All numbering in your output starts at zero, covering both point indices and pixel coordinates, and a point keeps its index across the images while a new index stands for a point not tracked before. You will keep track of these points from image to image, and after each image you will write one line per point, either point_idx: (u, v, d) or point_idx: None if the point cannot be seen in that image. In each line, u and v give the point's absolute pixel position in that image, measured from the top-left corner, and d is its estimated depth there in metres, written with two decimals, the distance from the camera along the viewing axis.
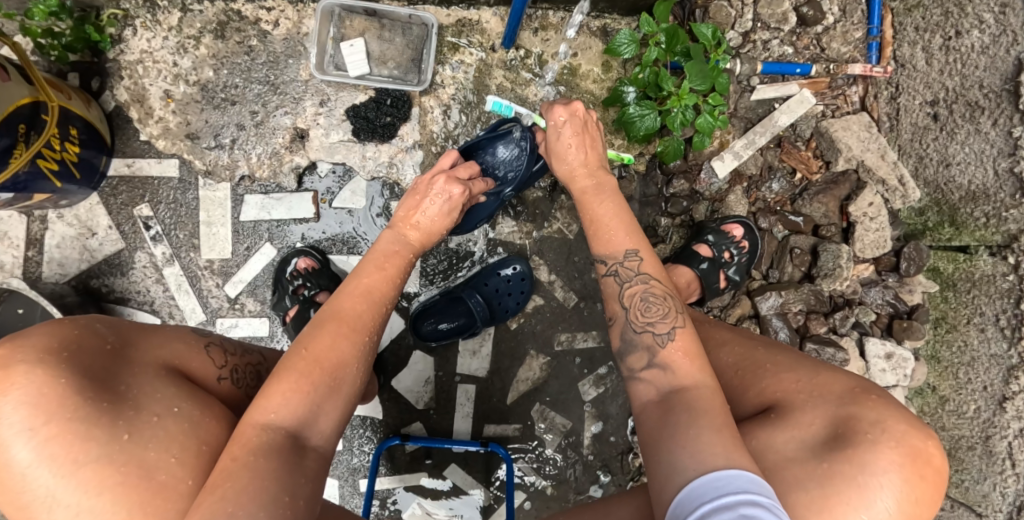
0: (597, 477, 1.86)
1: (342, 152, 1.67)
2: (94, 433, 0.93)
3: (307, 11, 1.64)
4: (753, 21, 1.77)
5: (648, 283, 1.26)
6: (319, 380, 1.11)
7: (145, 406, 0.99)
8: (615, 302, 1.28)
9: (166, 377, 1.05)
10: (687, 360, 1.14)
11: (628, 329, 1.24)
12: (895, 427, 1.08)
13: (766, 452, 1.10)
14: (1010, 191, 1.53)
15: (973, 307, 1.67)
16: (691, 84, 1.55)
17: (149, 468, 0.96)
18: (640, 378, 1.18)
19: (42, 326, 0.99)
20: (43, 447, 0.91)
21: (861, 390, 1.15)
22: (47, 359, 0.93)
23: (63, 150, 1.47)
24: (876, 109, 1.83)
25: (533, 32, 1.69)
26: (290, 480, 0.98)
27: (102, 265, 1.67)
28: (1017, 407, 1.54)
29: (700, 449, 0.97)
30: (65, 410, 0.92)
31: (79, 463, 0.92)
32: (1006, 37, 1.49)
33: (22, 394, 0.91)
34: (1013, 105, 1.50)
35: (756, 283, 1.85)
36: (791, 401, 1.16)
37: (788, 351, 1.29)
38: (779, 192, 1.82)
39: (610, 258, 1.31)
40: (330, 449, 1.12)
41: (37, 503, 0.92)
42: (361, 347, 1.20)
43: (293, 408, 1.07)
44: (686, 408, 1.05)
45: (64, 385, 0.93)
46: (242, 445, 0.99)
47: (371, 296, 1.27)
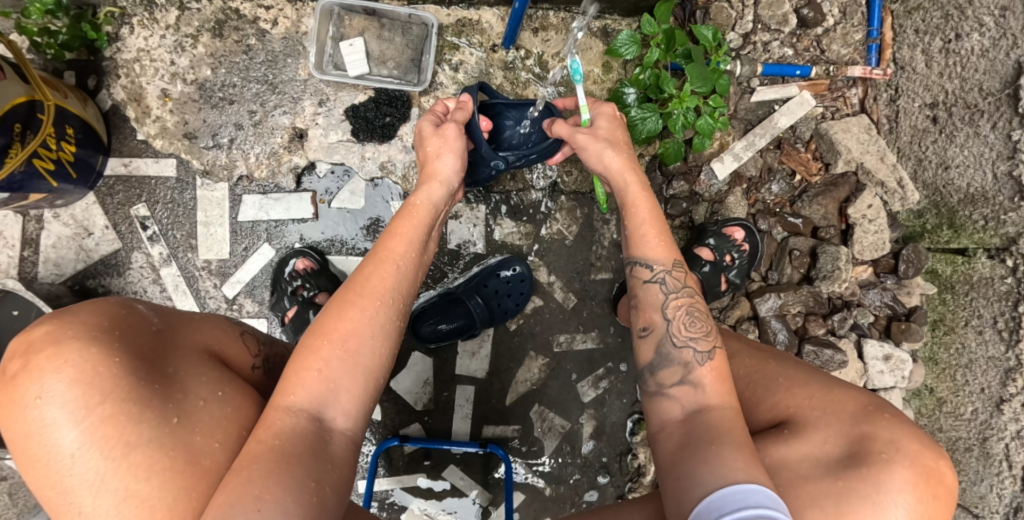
0: (597, 478, 1.87)
1: (341, 153, 1.66)
2: (147, 415, 0.94)
3: (305, 10, 1.63)
4: (753, 22, 1.77)
5: (692, 298, 1.24)
6: (331, 357, 1.08)
7: (192, 390, 1.01)
8: (654, 310, 1.24)
9: (208, 363, 1.08)
10: (717, 380, 1.15)
11: (666, 340, 1.21)
12: (908, 447, 1.08)
13: (780, 469, 1.10)
14: (1009, 194, 1.54)
15: (970, 309, 1.67)
16: (692, 86, 1.55)
17: (196, 452, 0.96)
18: (668, 393, 1.17)
19: (88, 307, 1.00)
20: (95, 428, 0.91)
21: (873, 407, 1.16)
22: (101, 338, 0.95)
23: (59, 149, 1.45)
24: (876, 111, 1.83)
25: (534, 32, 1.67)
26: (317, 466, 0.98)
27: (99, 265, 1.66)
28: (1014, 409, 1.56)
29: (720, 462, 0.98)
30: (121, 390, 0.93)
31: (130, 447, 0.92)
32: (1006, 40, 1.50)
33: (76, 373, 0.91)
34: (1012, 108, 1.50)
35: (755, 285, 1.85)
36: (803, 417, 1.17)
37: (800, 365, 1.30)
38: (779, 193, 1.83)
39: (656, 265, 1.27)
40: (359, 428, 1.09)
41: (82, 487, 0.91)
42: (378, 317, 1.14)
43: (309, 389, 1.06)
44: (706, 427, 1.06)
45: (118, 364, 0.94)
46: (269, 429, 1.00)
47: (386, 262, 1.19)
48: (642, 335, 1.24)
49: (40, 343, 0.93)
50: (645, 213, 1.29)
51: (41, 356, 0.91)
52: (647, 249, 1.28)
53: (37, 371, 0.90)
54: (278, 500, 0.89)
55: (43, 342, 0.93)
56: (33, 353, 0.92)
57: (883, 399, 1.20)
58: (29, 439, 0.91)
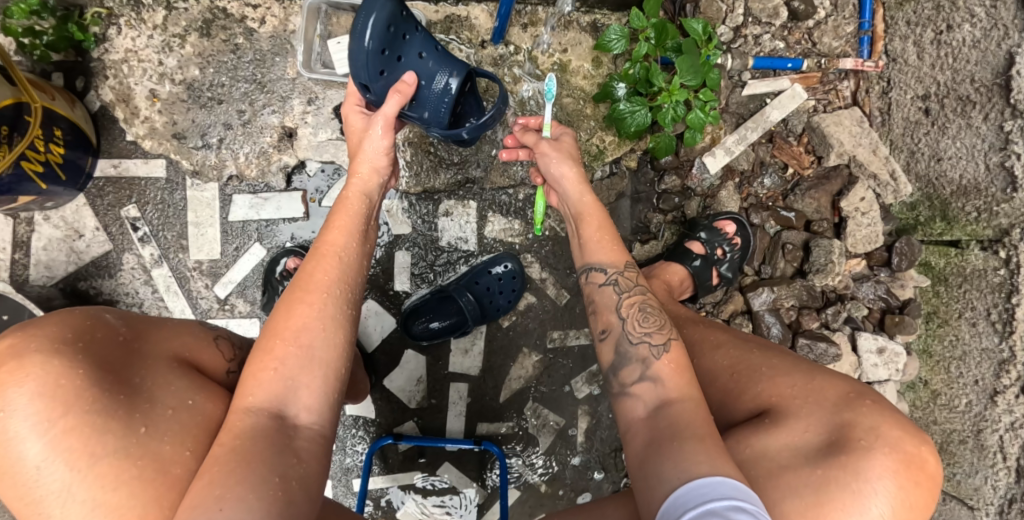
0: (591, 473, 1.87)
1: (331, 151, 1.66)
2: (111, 427, 0.94)
3: (292, 8, 1.62)
4: (744, 15, 1.75)
5: (646, 295, 1.29)
6: (286, 355, 1.10)
7: (160, 399, 1.00)
8: (610, 313, 1.27)
9: (178, 369, 1.07)
10: (677, 373, 1.15)
11: (623, 341, 1.23)
12: (889, 433, 1.08)
13: (760, 459, 1.10)
14: (1001, 186, 1.53)
15: (964, 301, 1.67)
16: (682, 80, 1.53)
17: (164, 462, 0.96)
18: (632, 393, 1.17)
19: (55, 317, 1.00)
20: (59, 440, 0.91)
21: (855, 394, 1.15)
22: (62, 350, 0.95)
23: (47, 151, 1.46)
24: (868, 104, 1.82)
25: (522, 28, 1.66)
26: (282, 463, 0.98)
27: (90, 267, 1.66)
28: (1008, 401, 1.56)
29: (685, 459, 0.97)
30: (82, 403, 0.93)
31: (95, 458, 0.92)
32: (997, 31, 1.49)
33: (37, 385, 0.91)
34: (1004, 99, 1.49)
35: (748, 279, 1.85)
36: (785, 407, 1.17)
37: (783, 354, 1.29)
38: (771, 187, 1.82)
39: (610, 267, 1.32)
40: (325, 421, 1.09)
41: (50, 499, 0.92)
42: (326, 310, 1.15)
43: (266, 388, 1.07)
44: (670, 423, 1.06)
45: (81, 376, 0.94)
46: (229, 431, 1.00)
47: (329, 257, 1.21)
48: (602, 338, 1.27)
49: (3, 357, 0.93)
50: (598, 226, 1.36)
51: (4, 370, 0.92)
52: (601, 254, 1.33)
53: None
54: (239, 498, 0.89)
55: (5, 356, 0.93)
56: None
57: (866, 385, 1.19)
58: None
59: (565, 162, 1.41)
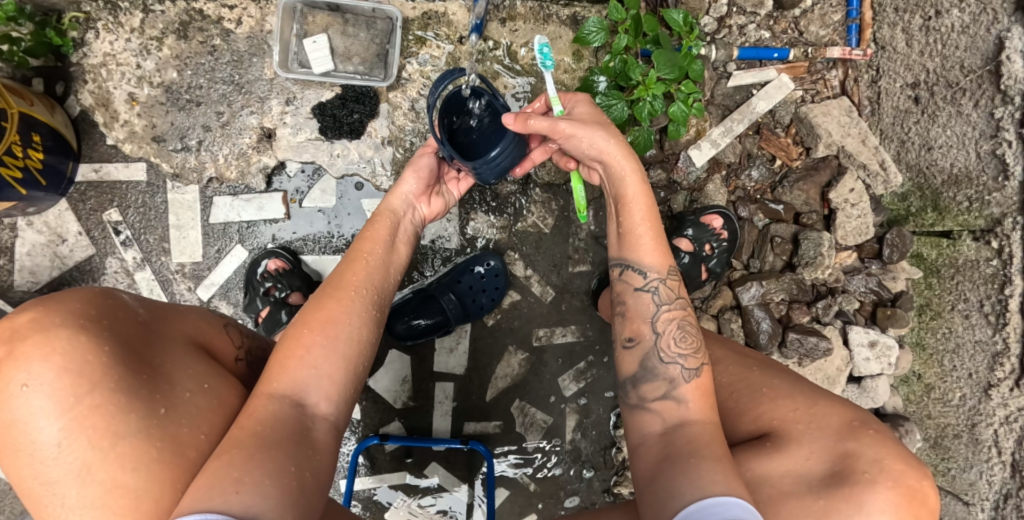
0: (581, 472, 1.86)
1: (310, 151, 1.65)
2: (135, 406, 0.96)
3: (269, 8, 1.61)
4: (727, 5, 1.72)
5: (686, 311, 1.25)
6: (314, 344, 1.17)
7: (179, 382, 1.04)
8: (643, 323, 1.25)
9: (194, 354, 1.11)
10: (701, 397, 1.17)
11: (653, 355, 1.21)
12: (892, 467, 1.06)
13: (762, 484, 1.11)
14: (993, 174, 1.50)
15: (957, 293, 1.63)
16: (659, 73, 1.49)
17: (181, 443, 0.99)
18: (649, 407, 1.18)
19: (74, 294, 1.02)
20: (81, 418, 0.93)
21: (858, 423, 1.13)
22: (88, 326, 0.97)
23: (26, 156, 1.47)
24: (857, 93, 1.78)
25: (501, 23, 1.64)
26: (298, 452, 1.02)
27: (74, 271, 1.67)
28: (1002, 394, 1.52)
29: (700, 476, 0.99)
30: (108, 381, 0.95)
31: (118, 437, 0.94)
32: (986, 15, 1.45)
33: (65, 360, 0.93)
34: (993, 85, 1.45)
35: (737, 274, 1.82)
36: (787, 430, 1.15)
37: (785, 374, 1.28)
38: (759, 180, 1.80)
39: (654, 272, 1.26)
40: (339, 414, 1.15)
41: (67, 477, 0.93)
42: (353, 308, 1.24)
43: (292, 374, 1.12)
44: (687, 440, 1.08)
45: (106, 355, 0.97)
46: (252, 416, 1.05)
47: (359, 262, 1.33)
48: (628, 346, 1.25)
49: (25, 330, 0.94)
50: (644, 212, 1.28)
51: (27, 343, 0.93)
52: (643, 255, 1.27)
53: (22, 357, 0.92)
54: (256, 482, 0.92)
55: (29, 329, 0.94)
56: (17, 340, 0.93)
57: (868, 412, 1.17)
58: (13, 428, 0.92)
59: (600, 134, 1.30)
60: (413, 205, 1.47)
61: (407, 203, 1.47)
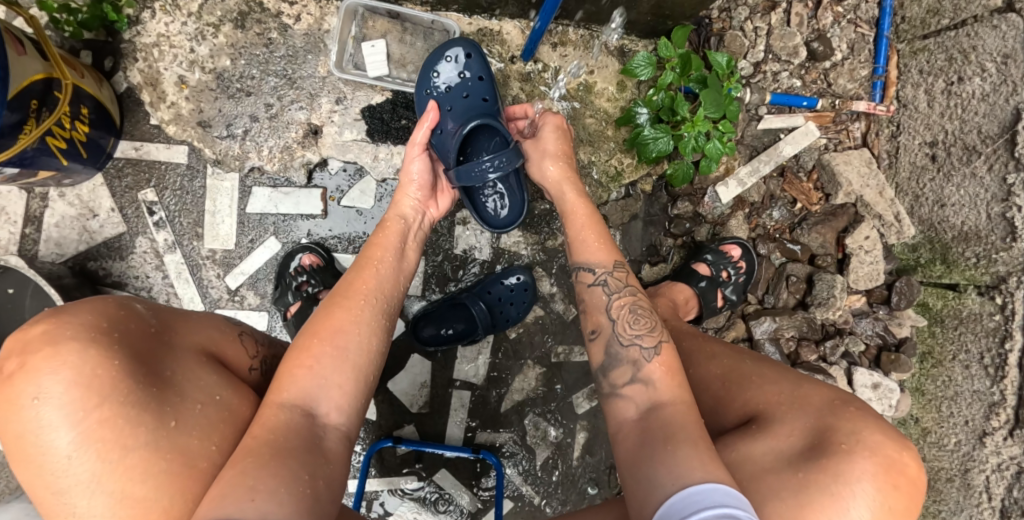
0: (585, 489, 1.88)
1: (354, 151, 1.67)
2: (144, 419, 0.85)
3: (329, 8, 1.64)
4: (764, 52, 1.81)
5: (635, 295, 1.29)
6: (322, 354, 1.07)
7: (189, 393, 0.92)
8: (601, 313, 1.28)
9: (207, 363, 0.98)
10: (668, 375, 1.16)
11: (615, 341, 1.23)
12: (870, 438, 1.07)
13: (744, 463, 1.10)
14: (1001, 235, 1.59)
15: (958, 343, 1.72)
16: (705, 111, 1.57)
17: (193, 456, 0.88)
18: (622, 394, 1.18)
19: (86, 302, 0.90)
20: (92, 432, 0.82)
21: (840, 402, 1.14)
22: (99, 338, 0.85)
23: (72, 128, 1.47)
24: (877, 146, 1.88)
25: (552, 47, 1.69)
26: (310, 461, 0.93)
27: (101, 247, 1.66)
28: (996, 442, 1.62)
29: (677, 463, 0.98)
30: (120, 393, 0.84)
31: (127, 450, 0.83)
32: (1006, 86, 1.56)
33: (74, 372, 0.82)
34: (1008, 152, 1.56)
35: (751, 307, 1.89)
36: (772, 412, 1.16)
37: (772, 363, 1.29)
38: (779, 219, 1.87)
39: (599, 267, 1.33)
40: (351, 424, 1.06)
41: (76, 488, 0.83)
42: (363, 314, 1.15)
43: (300, 384, 1.03)
44: (664, 425, 1.06)
45: (118, 367, 0.85)
46: (263, 425, 0.96)
47: (368, 267, 1.24)
48: (592, 338, 1.27)
49: (36, 342, 0.83)
50: (583, 224, 1.39)
51: (38, 355, 0.82)
52: (591, 255, 1.35)
53: (33, 370, 0.81)
54: (272, 490, 0.84)
55: (39, 340, 0.83)
56: (29, 352, 0.83)
57: (852, 393, 1.18)
58: (23, 441, 0.82)
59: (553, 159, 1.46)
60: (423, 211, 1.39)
61: (416, 206, 1.39)
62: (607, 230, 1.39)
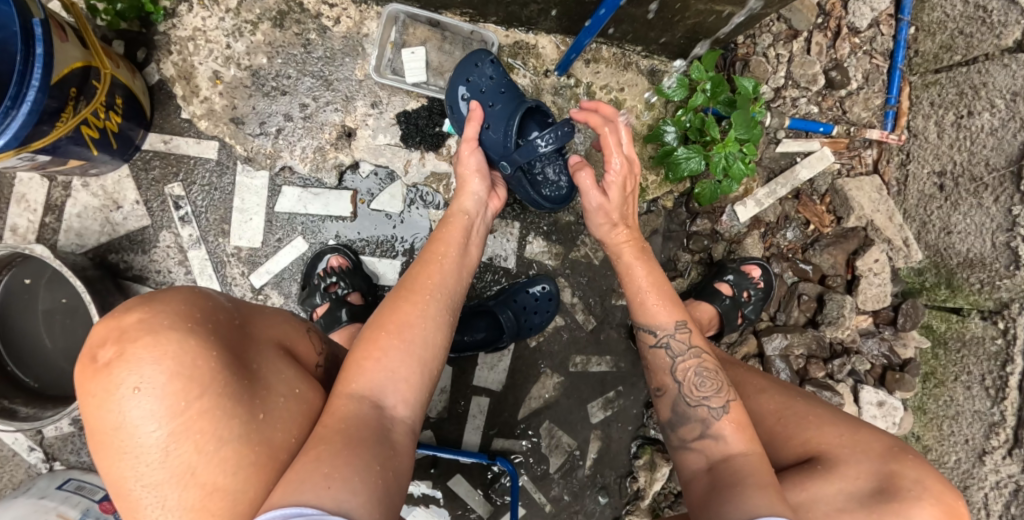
0: (596, 498, 1.90)
1: (387, 155, 1.68)
2: (237, 411, 0.87)
3: (369, 12, 1.65)
4: (785, 78, 1.89)
5: (699, 357, 1.33)
6: (390, 347, 1.11)
7: (273, 386, 0.95)
8: (666, 375, 1.33)
9: (284, 357, 1.02)
10: (737, 430, 1.21)
11: (681, 400, 1.29)
12: (933, 486, 1.14)
13: (816, 504, 1.16)
14: (1005, 262, 1.67)
15: (961, 365, 1.80)
16: (736, 133, 1.62)
17: (275, 448, 0.91)
18: (692, 447, 1.24)
19: (176, 293, 0.91)
20: (191, 422, 0.84)
21: (898, 448, 1.21)
22: (196, 328, 0.87)
23: (106, 119, 1.45)
24: (888, 173, 1.95)
25: (585, 63, 1.73)
26: (381, 452, 0.96)
27: (124, 240, 1.64)
28: (995, 461, 1.70)
29: (748, 503, 1.03)
30: (218, 385, 0.86)
31: (222, 441, 0.85)
32: (1014, 122, 1.64)
33: (176, 363, 0.83)
34: (1014, 185, 1.65)
35: (763, 324, 1.95)
36: (834, 453, 1.22)
37: (826, 405, 1.36)
38: (792, 240, 1.93)
39: (660, 329, 1.37)
40: (415, 417, 1.09)
41: (167, 482, 0.84)
42: (428, 310, 1.19)
43: (369, 376, 1.07)
44: (732, 472, 1.12)
45: (215, 359, 0.87)
46: (333, 414, 0.99)
47: (432, 263, 1.28)
48: (657, 396, 1.34)
49: (134, 330, 0.83)
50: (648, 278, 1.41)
51: (137, 344, 0.82)
52: (653, 315, 1.38)
53: (133, 359, 0.82)
54: (346, 478, 0.88)
55: (138, 329, 0.83)
56: (127, 340, 0.83)
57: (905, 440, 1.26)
58: (119, 431, 0.82)
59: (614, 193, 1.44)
60: (485, 203, 1.42)
61: (479, 203, 1.43)
62: (670, 288, 1.41)
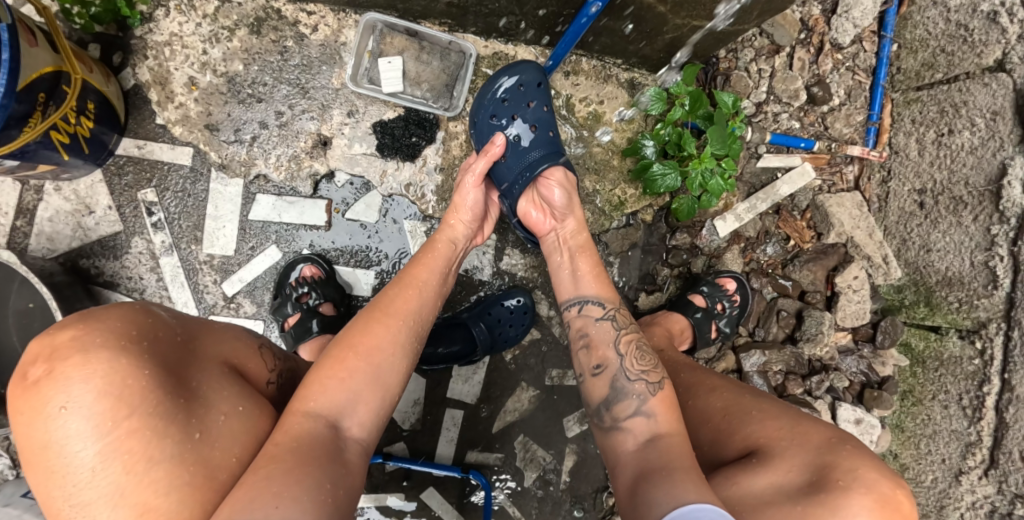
0: (570, 513, 1.88)
1: (363, 165, 1.67)
2: (171, 430, 0.89)
3: (347, 21, 1.64)
4: (767, 93, 1.88)
5: (640, 335, 1.37)
6: (355, 369, 1.11)
7: (213, 404, 0.97)
8: (609, 348, 1.34)
9: (229, 375, 1.04)
10: (666, 410, 1.23)
11: (620, 376, 1.29)
12: (867, 476, 1.12)
13: (746, 497, 1.15)
14: (983, 282, 1.67)
15: (938, 384, 1.79)
16: (713, 150, 1.62)
17: (213, 466, 0.93)
18: (623, 426, 1.24)
19: (114, 310, 0.93)
20: (120, 442, 0.85)
21: (836, 439, 1.20)
22: (130, 348, 0.88)
23: (77, 123, 1.43)
24: (869, 190, 1.94)
25: (564, 75, 1.72)
26: (332, 469, 0.97)
27: (95, 245, 1.62)
28: (971, 481, 1.69)
29: (672, 487, 1.03)
30: (149, 404, 0.87)
31: (152, 462, 0.87)
32: (994, 141, 1.65)
33: (104, 383, 0.84)
34: (993, 205, 1.64)
35: (741, 339, 1.94)
36: (771, 447, 1.22)
37: (773, 401, 1.35)
38: (772, 255, 1.92)
39: (607, 304, 1.39)
40: (371, 440, 1.10)
41: (99, 501, 0.85)
42: (398, 335, 1.18)
43: (331, 396, 1.07)
44: (660, 455, 1.13)
45: (148, 378, 0.88)
46: (287, 432, 1.00)
47: (412, 288, 1.27)
48: (595, 373, 1.33)
49: (65, 349, 0.85)
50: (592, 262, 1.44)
51: (67, 363, 0.84)
52: (593, 289, 1.40)
53: (62, 378, 0.83)
54: (296, 497, 0.88)
55: (69, 348, 0.85)
56: (58, 358, 0.84)
57: (848, 432, 1.24)
58: (48, 449, 0.83)
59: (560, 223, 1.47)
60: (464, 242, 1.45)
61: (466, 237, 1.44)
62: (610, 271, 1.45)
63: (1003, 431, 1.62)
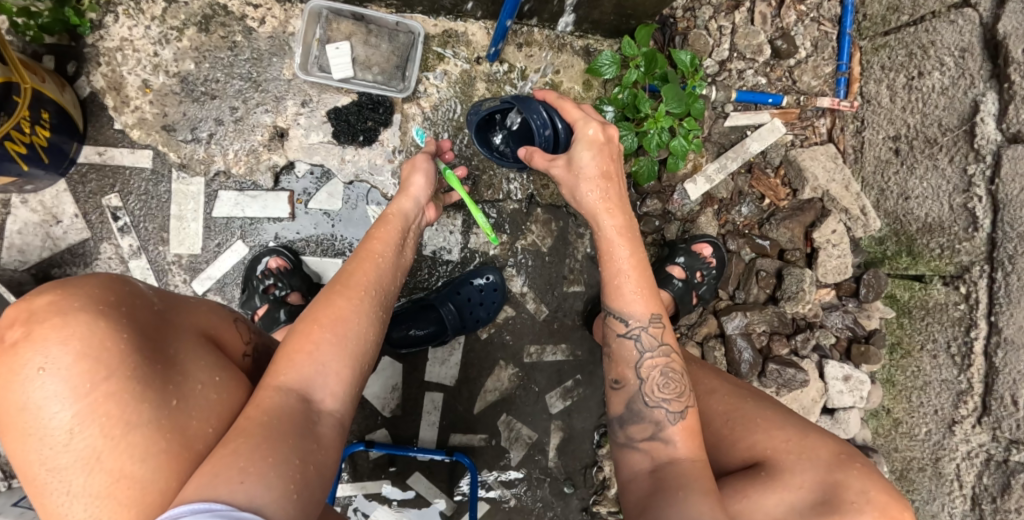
0: (562, 489, 1.87)
1: (321, 154, 1.67)
2: (148, 395, 0.90)
3: (293, 11, 1.65)
4: (729, 50, 1.84)
5: (669, 357, 1.27)
6: (322, 340, 1.11)
7: (190, 374, 0.98)
8: (627, 368, 1.28)
9: (205, 346, 1.05)
10: (688, 438, 1.19)
11: (638, 398, 1.24)
12: (878, 498, 1.11)
13: (756, 513, 1.12)
14: (964, 225, 1.62)
15: (925, 333, 1.75)
16: (668, 107, 1.59)
17: (189, 437, 0.93)
18: (638, 447, 1.21)
19: (91, 278, 0.94)
20: (97, 404, 0.86)
21: (845, 456, 1.18)
22: (107, 311, 0.90)
23: (33, 133, 1.41)
24: (842, 141, 1.90)
25: (517, 47, 1.71)
26: (303, 446, 0.97)
27: (65, 254, 1.63)
28: (966, 431, 1.64)
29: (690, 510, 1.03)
30: (126, 367, 0.88)
31: (129, 426, 0.87)
32: (964, 79, 1.60)
33: (82, 345, 0.86)
34: (968, 144, 1.59)
35: (722, 303, 1.89)
36: (780, 460, 1.18)
37: (777, 407, 1.32)
38: (748, 215, 1.88)
39: (634, 320, 1.29)
40: (344, 411, 1.10)
41: (74, 465, 0.86)
42: (362, 308, 1.19)
43: (299, 369, 1.07)
44: (677, 476, 1.11)
45: (125, 341, 0.90)
46: (259, 406, 1.00)
47: (370, 264, 1.27)
48: (615, 388, 1.28)
49: (43, 312, 0.86)
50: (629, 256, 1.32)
51: (45, 325, 0.85)
52: (632, 303, 1.29)
53: (39, 340, 0.85)
54: (262, 473, 0.88)
55: (46, 311, 0.87)
56: (35, 321, 0.86)
57: (854, 448, 1.23)
58: (25, 412, 0.85)
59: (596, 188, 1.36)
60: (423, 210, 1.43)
61: (418, 209, 1.43)
62: (651, 273, 1.33)
63: (993, 376, 1.57)
